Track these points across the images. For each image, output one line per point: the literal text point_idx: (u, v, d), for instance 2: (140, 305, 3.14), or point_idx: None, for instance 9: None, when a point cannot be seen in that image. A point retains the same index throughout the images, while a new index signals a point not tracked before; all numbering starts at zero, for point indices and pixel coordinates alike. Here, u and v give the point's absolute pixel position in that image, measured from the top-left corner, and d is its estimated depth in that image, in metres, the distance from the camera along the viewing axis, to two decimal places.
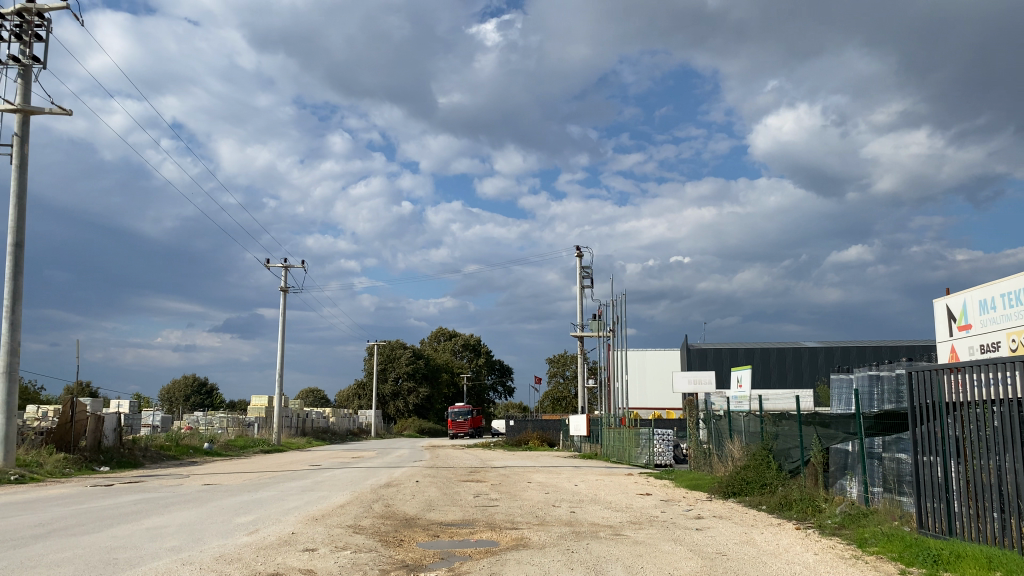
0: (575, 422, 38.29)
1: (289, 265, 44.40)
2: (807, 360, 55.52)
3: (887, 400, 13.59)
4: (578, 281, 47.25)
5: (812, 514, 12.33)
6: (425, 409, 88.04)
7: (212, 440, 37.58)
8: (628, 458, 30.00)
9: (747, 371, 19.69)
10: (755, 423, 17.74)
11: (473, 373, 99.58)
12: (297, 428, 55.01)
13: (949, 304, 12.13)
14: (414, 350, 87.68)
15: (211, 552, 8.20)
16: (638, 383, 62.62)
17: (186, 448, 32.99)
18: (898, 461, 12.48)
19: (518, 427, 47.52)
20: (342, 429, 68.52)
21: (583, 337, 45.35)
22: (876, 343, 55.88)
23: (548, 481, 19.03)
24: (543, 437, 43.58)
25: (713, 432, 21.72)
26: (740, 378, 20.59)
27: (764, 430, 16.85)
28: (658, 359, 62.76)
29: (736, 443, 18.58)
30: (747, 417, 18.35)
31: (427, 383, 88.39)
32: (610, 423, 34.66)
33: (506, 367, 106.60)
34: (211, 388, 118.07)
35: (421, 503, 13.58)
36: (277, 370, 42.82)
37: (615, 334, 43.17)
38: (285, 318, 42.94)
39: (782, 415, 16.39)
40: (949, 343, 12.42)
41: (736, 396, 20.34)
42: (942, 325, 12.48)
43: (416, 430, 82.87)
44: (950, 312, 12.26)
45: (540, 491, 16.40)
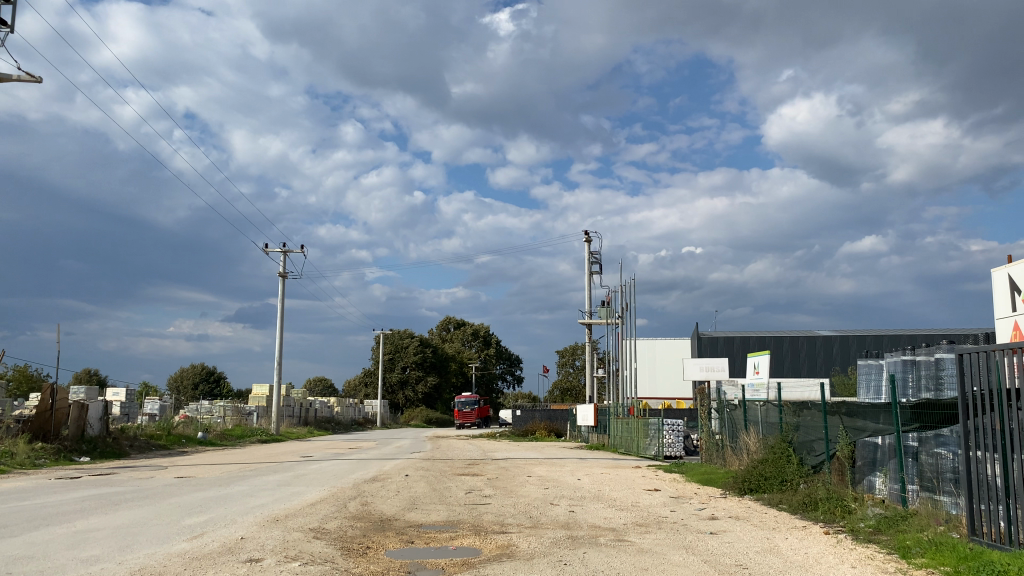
0: (582, 413, 36.94)
1: (289, 250, 43.16)
2: (822, 348, 54.03)
3: (924, 388, 12.11)
4: (587, 267, 45.86)
5: (842, 516, 10.90)
6: (433, 399, 86.90)
7: (207, 429, 36.40)
8: (637, 450, 28.65)
9: (765, 356, 18.21)
10: (773, 413, 16.31)
11: (482, 363, 98.39)
12: (300, 417, 53.91)
13: (1013, 272, 10.63)
14: (421, 339, 86.59)
15: (129, 565, 6.88)
16: (648, 372, 61.22)
17: (179, 438, 31.85)
18: (938, 456, 11.07)
19: (524, 417, 46.18)
20: (347, 419, 67.51)
21: (592, 325, 43.94)
22: (893, 331, 54.31)
23: (549, 475, 17.62)
24: (550, 428, 42.26)
25: (727, 422, 20.29)
26: (757, 365, 19.13)
27: (784, 420, 15.40)
28: (669, 348, 61.33)
29: (752, 436, 17.14)
30: (764, 407, 16.90)
31: (435, 373, 87.22)
32: (618, 413, 33.31)
33: (515, 357, 105.26)
34: (219, 377, 117.34)
35: (404, 500, 12.23)
36: (276, 358, 41.59)
37: (624, 321, 41.78)
38: (284, 305, 41.69)
39: (803, 405, 14.93)
40: (1011, 321, 10.85)
41: (753, 384, 18.88)
42: (1003, 300, 10.95)
43: (423, 420, 81.80)
44: (1013, 283, 10.76)
45: (539, 487, 15.01)
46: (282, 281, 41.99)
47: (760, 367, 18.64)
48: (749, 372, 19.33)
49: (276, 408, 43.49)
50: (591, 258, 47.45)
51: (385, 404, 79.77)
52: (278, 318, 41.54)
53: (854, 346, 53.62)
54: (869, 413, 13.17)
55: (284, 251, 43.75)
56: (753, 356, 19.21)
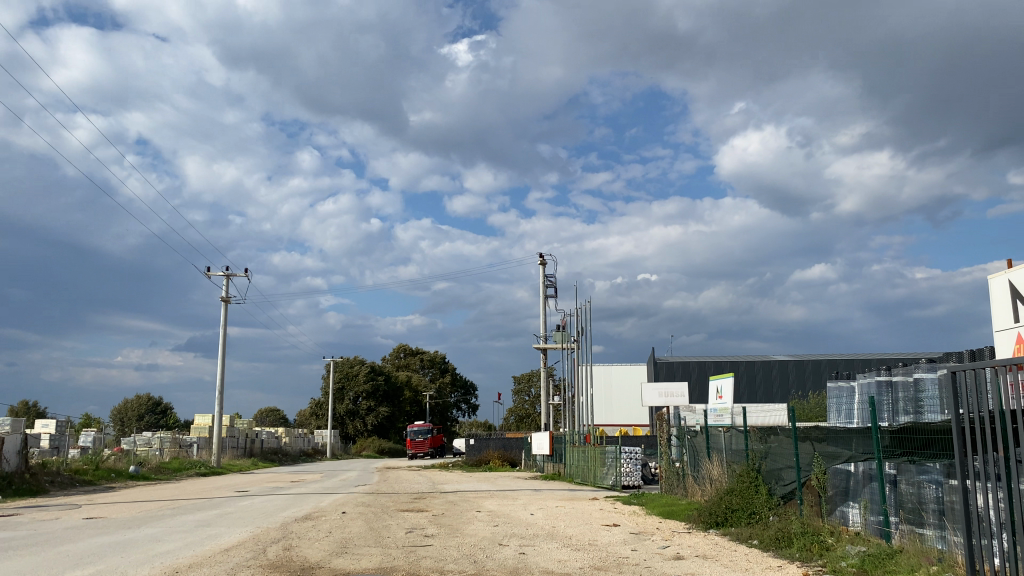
0: (537, 441, 35.72)
1: (231, 273, 41.36)
2: (778, 373, 53.65)
3: (902, 411, 11.24)
4: (541, 292, 44.92)
5: (820, 554, 9.86)
6: (386, 429, 84.83)
7: (141, 463, 34.26)
8: (594, 479, 27.51)
9: (727, 380, 17.21)
10: (738, 439, 15.31)
11: (437, 391, 96.60)
12: (245, 449, 51.74)
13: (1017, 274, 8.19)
14: (373, 366, 84.70)
15: None
16: (604, 398, 60.27)
17: (108, 472, 29.72)
18: (920, 485, 10.22)
19: (478, 446, 44.77)
20: (295, 450, 65.24)
21: (547, 350, 42.88)
22: (848, 355, 54.22)
23: (500, 510, 16.37)
24: (505, 457, 40.91)
25: (688, 450, 19.28)
26: (718, 388, 18.12)
27: (750, 447, 14.44)
28: (625, 375, 60.56)
29: (716, 464, 16.14)
30: (727, 434, 15.91)
31: (388, 402, 85.22)
32: (574, 440, 32.23)
33: (470, 385, 103.64)
34: (165, 408, 113.39)
35: (334, 543, 10.87)
36: (217, 386, 39.68)
37: (579, 346, 40.85)
38: (226, 331, 39.92)
39: (770, 430, 13.99)
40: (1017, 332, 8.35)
41: (716, 409, 17.80)
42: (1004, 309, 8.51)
43: (375, 451, 79.70)
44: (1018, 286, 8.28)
45: (489, 524, 13.75)
46: (224, 306, 40.13)
47: (724, 391, 17.53)
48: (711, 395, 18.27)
49: (217, 440, 41.42)
50: (546, 281, 46.54)
51: (336, 435, 77.52)
52: (220, 346, 39.72)
53: (810, 372, 53.47)
54: (840, 437, 12.25)
55: (226, 275, 42.05)
56: (715, 379, 18.15)
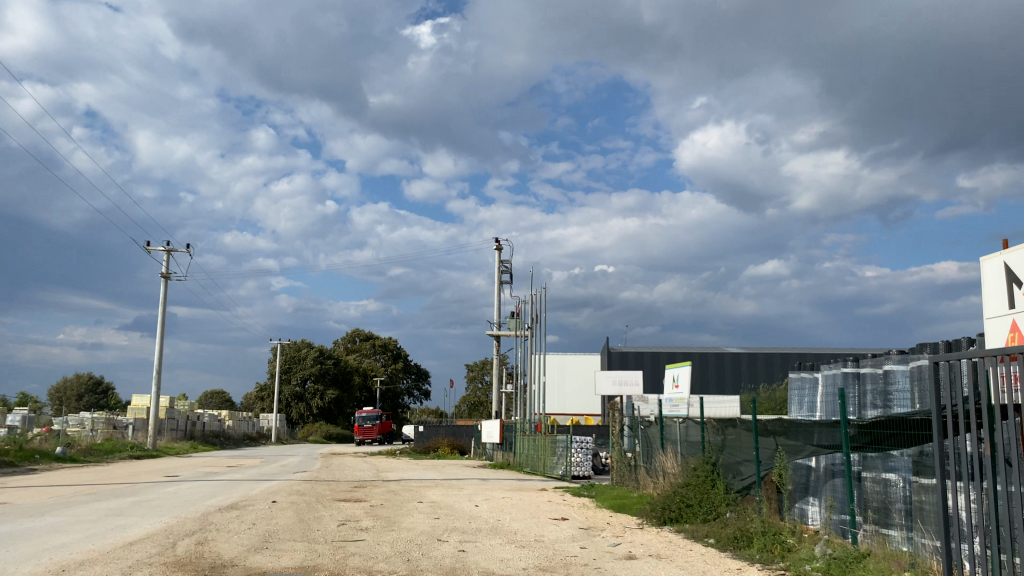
0: (487, 429, 34.91)
1: (173, 249, 39.62)
2: (730, 365, 53.64)
3: (870, 405, 10.63)
4: (495, 277, 44.10)
5: (781, 556, 9.20)
6: (334, 413, 83.31)
7: (71, 444, 32.57)
8: (543, 469, 26.82)
9: (684, 368, 16.53)
10: (693, 430, 14.66)
11: (388, 377, 95.24)
12: (185, 431, 49.99)
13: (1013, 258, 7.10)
14: (321, 350, 83.06)
15: None
16: (557, 388, 59.77)
17: (32, 453, 28.05)
18: (886, 483, 9.66)
19: (426, 433, 43.80)
20: (239, 433, 63.49)
21: (499, 336, 42.04)
22: (799, 349, 54.49)
23: (443, 500, 15.49)
24: (454, 444, 40.03)
25: (642, 441, 18.62)
26: (675, 378, 17.42)
27: (707, 439, 13.77)
28: (578, 364, 60.11)
29: (670, 455, 15.49)
30: (681, 425, 15.25)
31: (337, 386, 83.67)
32: (524, 429, 31.49)
33: (422, 371, 102.43)
34: (106, 387, 109.99)
35: (255, 537, 9.86)
36: (156, 365, 38.02)
37: (533, 333, 40.11)
38: (166, 308, 38.27)
39: (728, 422, 13.36)
40: (1010, 320, 7.30)
41: (671, 399, 17.12)
42: (999, 296, 7.44)
43: (323, 436, 78.20)
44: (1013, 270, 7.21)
45: (429, 517, 12.88)
46: (165, 283, 38.46)
47: (681, 380, 16.81)
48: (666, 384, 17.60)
49: (153, 422, 39.73)
50: (501, 266, 45.65)
51: (282, 418, 75.81)
52: (160, 324, 38.06)
53: (761, 365, 53.59)
54: (801, 430, 11.63)
55: (168, 250, 40.32)
56: (671, 368, 17.44)
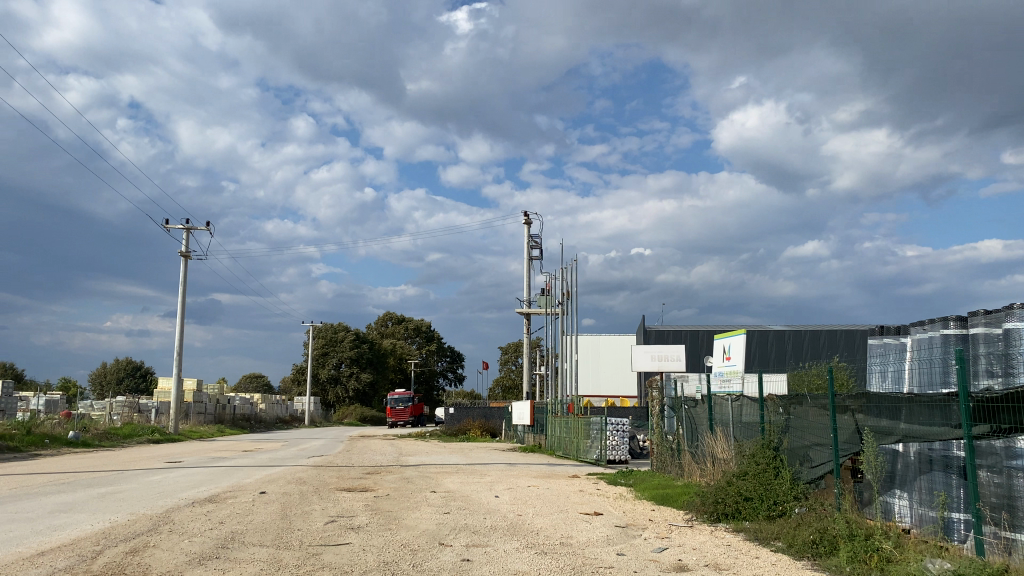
0: (519, 411, 32.91)
1: (192, 227, 38.11)
2: (774, 344, 51.03)
3: (986, 375, 8.36)
4: (526, 253, 42.09)
5: (881, 570, 7.10)
6: (368, 396, 82.21)
7: (86, 428, 31.22)
8: (576, 453, 24.83)
9: (736, 338, 14.32)
10: (749, 409, 12.49)
11: (422, 360, 93.91)
12: (213, 415, 48.88)
13: None
14: (356, 333, 81.85)
15: None
16: (592, 369, 57.66)
17: (41, 438, 26.66)
18: (1011, 473, 7.45)
19: (457, 416, 42.03)
20: (271, 417, 62.47)
21: (530, 315, 40.06)
22: (848, 326, 51.70)
23: (459, 490, 13.53)
24: (485, 427, 38.24)
25: (685, 422, 16.49)
26: (725, 349, 15.18)
27: (767, 419, 11.62)
28: (614, 344, 57.89)
29: (719, 438, 13.38)
30: (734, 404, 13.07)
31: (371, 369, 82.49)
32: (555, 411, 29.54)
33: (457, 354, 100.95)
34: (146, 373, 110.29)
35: (210, 542, 7.93)
36: (176, 347, 36.73)
37: (565, 311, 37.98)
38: (186, 288, 36.86)
39: (794, 398, 11.24)
40: None
41: (722, 373, 14.90)
42: None
43: (357, 419, 77.15)
44: None
45: (436, 512, 10.91)
46: (184, 262, 36.94)
47: (734, 352, 14.58)
48: (716, 357, 15.41)
49: (174, 405, 38.40)
50: (531, 241, 43.64)
51: (315, 402, 74.79)
52: (179, 304, 36.66)
53: (807, 343, 50.97)
54: (886, 406, 9.48)
55: (187, 228, 38.82)
56: (722, 338, 15.20)
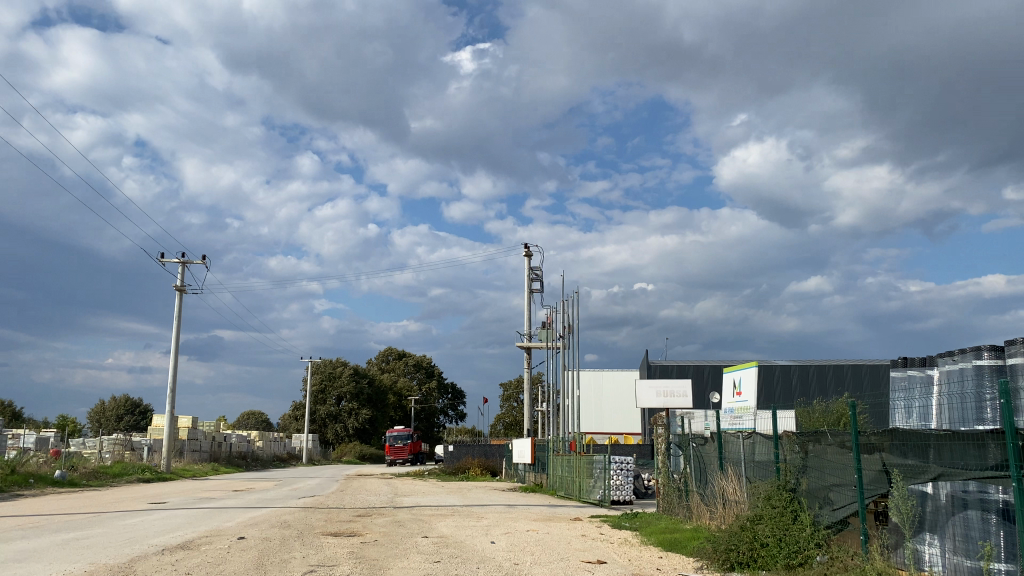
0: (519, 448, 31.97)
1: (187, 260, 37.49)
2: (780, 379, 50.13)
3: None
4: (527, 287, 41.46)
5: None
6: (368, 433, 81.01)
7: (73, 466, 30.29)
8: (578, 493, 23.93)
9: (747, 372, 13.61)
10: (763, 447, 11.70)
11: (423, 396, 92.79)
12: (208, 452, 47.84)
13: None
14: (355, 368, 80.97)
15: None
16: (595, 405, 56.64)
17: (25, 477, 25.75)
18: None
19: (457, 454, 41.00)
20: (268, 454, 61.38)
21: (531, 349, 39.26)
22: (856, 361, 50.76)
23: (453, 535, 12.68)
24: (485, 465, 37.24)
25: (694, 461, 15.69)
26: (735, 384, 14.44)
27: (782, 459, 10.86)
28: (616, 380, 56.97)
29: (730, 479, 12.59)
30: (746, 441, 12.30)
31: (370, 406, 81.42)
32: (557, 449, 28.66)
33: (458, 390, 99.84)
34: (144, 411, 109.13)
35: None
36: (169, 382, 35.91)
37: (567, 345, 37.21)
38: (180, 322, 36.15)
39: (811, 436, 10.52)
40: None
41: (733, 409, 14.16)
42: None
43: (356, 457, 75.90)
44: None
45: (426, 560, 10.10)
46: (178, 296, 36.30)
47: (746, 387, 13.85)
48: (728, 391, 14.72)
49: (166, 443, 37.44)
50: (532, 274, 43.01)
51: (314, 439, 73.63)
52: (173, 339, 35.90)
53: (814, 378, 50.07)
54: (914, 445, 8.73)
55: (182, 262, 38.22)
56: (733, 372, 14.46)
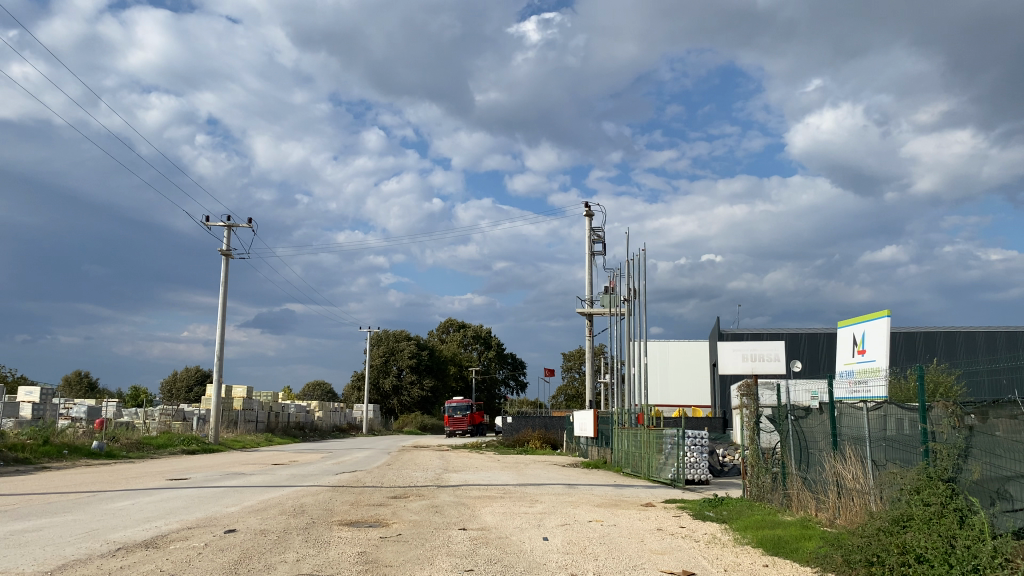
0: (581, 420, 29.49)
1: (233, 224, 35.91)
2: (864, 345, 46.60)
3: None
4: (588, 248, 38.83)
5: None
6: (430, 404, 79.65)
7: (116, 437, 28.98)
8: (647, 471, 21.40)
9: (880, 324, 10.95)
10: (901, 421, 8.86)
11: (483, 367, 91.15)
12: (264, 423, 46.69)
13: None
14: (416, 341, 79.53)
15: None
16: (660, 375, 53.73)
17: (60, 449, 24.36)
18: None
19: (516, 426, 38.72)
20: (328, 425, 60.35)
21: (593, 315, 36.59)
22: (947, 327, 46.88)
23: (498, 529, 10.17)
24: (546, 438, 34.90)
25: (799, 440, 12.86)
26: (860, 337, 11.76)
27: (935, 440, 7.96)
28: (683, 350, 53.97)
29: (850, 462, 9.84)
30: (874, 414, 9.49)
31: (431, 377, 80.05)
32: (622, 421, 26.12)
33: (519, 361, 98.03)
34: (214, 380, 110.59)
35: None
36: (217, 350, 34.49)
37: (631, 311, 34.45)
38: (227, 288, 34.64)
39: (983, 409, 7.64)
40: None
41: (854, 372, 11.66)
42: None
43: (417, 427, 74.69)
44: None
45: (453, 569, 7.60)
46: (225, 261, 34.72)
47: (872, 344, 11.25)
48: (846, 351, 12.19)
49: (214, 413, 36.01)
50: (593, 235, 40.22)
51: (375, 409, 72.58)
52: (219, 306, 34.36)
53: (900, 346, 46.46)
54: None
55: (228, 226, 36.64)
56: (855, 325, 11.91)
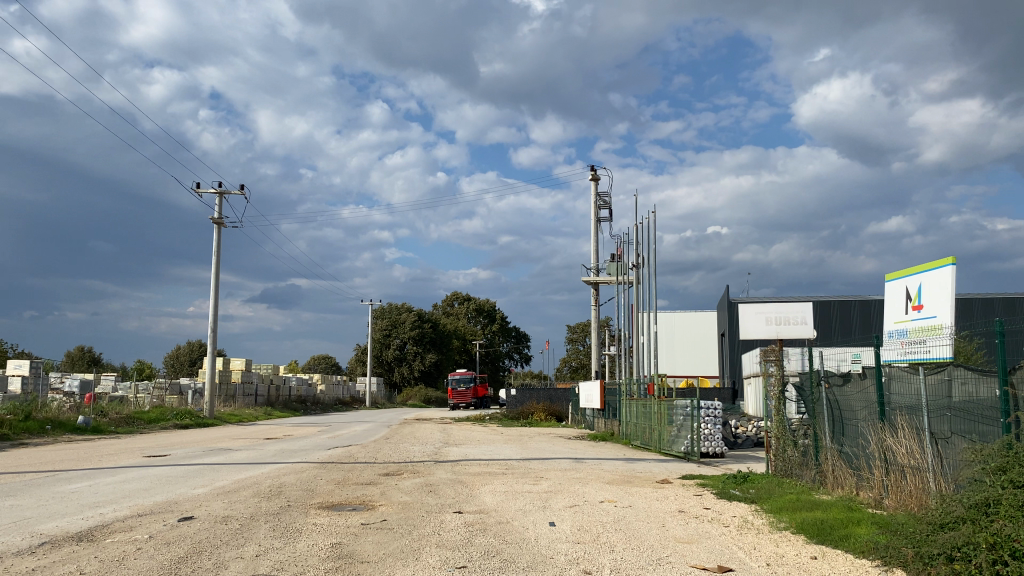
0: (587, 392, 28.29)
1: (225, 192, 34.59)
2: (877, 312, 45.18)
3: None
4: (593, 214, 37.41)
5: None
6: (433, 377, 78.66)
7: (104, 411, 27.84)
8: (658, 443, 20.16)
9: (943, 274, 9.64)
10: (971, 386, 7.51)
11: (487, 340, 90.07)
12: (263, 397, 45.63)
13: None
14: (419, 313, 78.31)
15: None
16: (666, 346, 52.48)
17: (42, 424, 23.22)
18: None
19: (520, 398, 37.55)
20: (330, 398, 59.37)
21: (599, 284, 35.23)
22: (964, 293, 45.38)
23: (498, 512, 8.90)
24: (550, 410, 33.76)
25: (834, 412, 11.50)
26: (912, 292, 10.43)
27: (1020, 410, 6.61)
28: (691, 320, 52.68)
29: (904, 436, 8.53)
30: (935, 378, 8.16)
31: (435, 350, 78.97)
32: (631, 392, 24.88)
33: (523, 334, 96.89)
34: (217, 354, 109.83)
35: None
36: (210, 322, 33.27)
37: (638, 279, 33.06)
38: (219, 258, 33.36)
39: None
40: None
41: (911, 330, 10.33)
42: None
43: (420, 400, 73.80)
44: None
45: (441, 566, 6.29)
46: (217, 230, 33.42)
47: (931, 300, 9.92)
48: (898, 308, 10.86)
49: (208, 387, 34.84)
50: (598, 201, 38.77)
51: (378, 382, 71.56)
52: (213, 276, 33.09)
53: None
54: None
55: (220, 194, 35.30)
56: (909, 277, 10.55)
